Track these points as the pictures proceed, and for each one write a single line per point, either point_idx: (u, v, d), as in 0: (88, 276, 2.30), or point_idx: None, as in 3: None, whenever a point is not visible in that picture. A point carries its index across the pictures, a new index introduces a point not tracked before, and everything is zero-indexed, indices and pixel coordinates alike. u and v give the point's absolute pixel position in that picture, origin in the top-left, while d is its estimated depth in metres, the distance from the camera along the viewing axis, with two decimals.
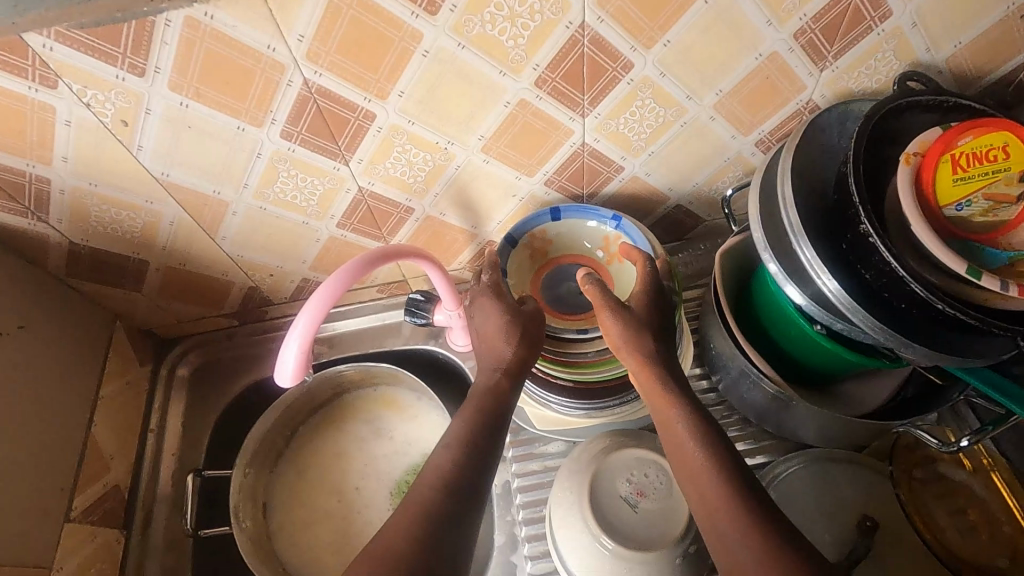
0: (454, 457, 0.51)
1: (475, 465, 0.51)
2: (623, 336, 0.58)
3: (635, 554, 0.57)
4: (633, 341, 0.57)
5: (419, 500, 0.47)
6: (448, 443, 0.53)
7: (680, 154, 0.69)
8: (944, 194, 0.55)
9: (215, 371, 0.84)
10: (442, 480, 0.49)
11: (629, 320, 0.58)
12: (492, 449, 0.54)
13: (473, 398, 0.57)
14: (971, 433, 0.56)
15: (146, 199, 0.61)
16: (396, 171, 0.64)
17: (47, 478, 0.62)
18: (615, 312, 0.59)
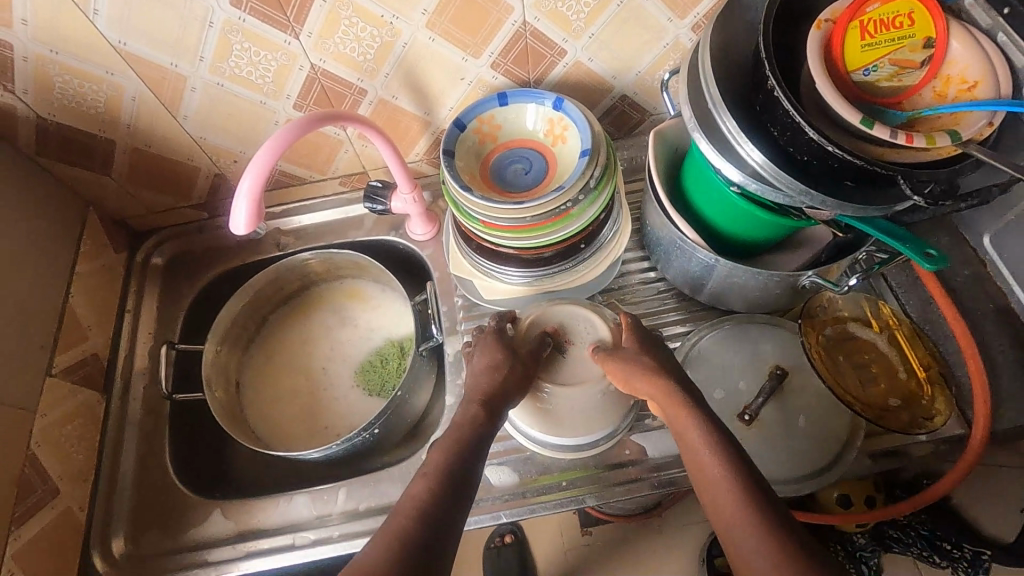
0: (429, 486, 0.49)
1: (453, 464, 0.52)
2: (624, 372, 0.59)
3: (570, 392, 0.63)
4: (634, 371, 0.58)
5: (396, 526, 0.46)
6: (426, 473, 0.51)
7: (619, 37, 0.72)
8: (853, 59, 0.59)
9: (187, 260, 0.89)
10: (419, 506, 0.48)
11: (625, 360, 0.60)
12: (473, 463, 0.53)
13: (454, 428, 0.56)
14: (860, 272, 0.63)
15: (106, 70, 0.65)
16: (346, 48, 0.67)
17: (27, 334, 0.68)
18: (617, 362, 0.60)
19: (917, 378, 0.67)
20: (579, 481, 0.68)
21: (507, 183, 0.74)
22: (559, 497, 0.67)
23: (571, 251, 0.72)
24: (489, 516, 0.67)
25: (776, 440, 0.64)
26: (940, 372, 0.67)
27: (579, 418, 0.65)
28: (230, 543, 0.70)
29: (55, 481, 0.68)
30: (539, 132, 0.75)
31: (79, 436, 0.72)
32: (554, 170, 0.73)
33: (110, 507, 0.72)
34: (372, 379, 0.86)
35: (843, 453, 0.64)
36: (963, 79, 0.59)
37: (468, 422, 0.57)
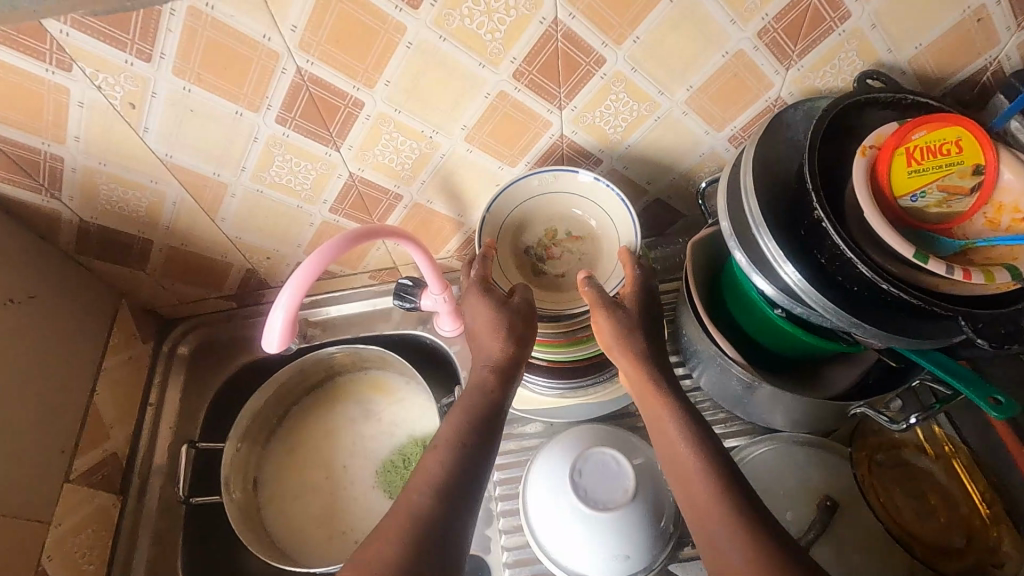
0: None
1: (465, 470, 0.53)
2: (614, 336, 0.61)
3: (596, 481, 0.63)
4: (623, 340, 0.61)
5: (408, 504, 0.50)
6: (438, 447, 0.55)
7: (656, 147, 0.72)
8: (900, 185, 0.58)
9: (212, 350, 0.88)
10: (433, 487, 0.51)
11: (621, 320, 0.61)
12: None
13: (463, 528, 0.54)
14: (920, 411, 0.59)
15: (151, 179, 0.66)
16: (384, 158, 0.68)
17: (51, 439, 0.66)
18: (610, 317, 0.62)
19: (980, 515, 0.62)
20: None
21: (526, 239, 0.78)
22: None
23: (607, 362, 0.70)
24: None
25: None
26: (1005, 509, 0.62)
27: (598, 545, 0.61)
28: None
29: None
30: (573, 196, 0.75)
31: (91, 543, 0.69)
32: (577, 237, 0.77)
33: None
34: (393, 479, 0.83)
35: None
36: (1017, 209, 0.57)
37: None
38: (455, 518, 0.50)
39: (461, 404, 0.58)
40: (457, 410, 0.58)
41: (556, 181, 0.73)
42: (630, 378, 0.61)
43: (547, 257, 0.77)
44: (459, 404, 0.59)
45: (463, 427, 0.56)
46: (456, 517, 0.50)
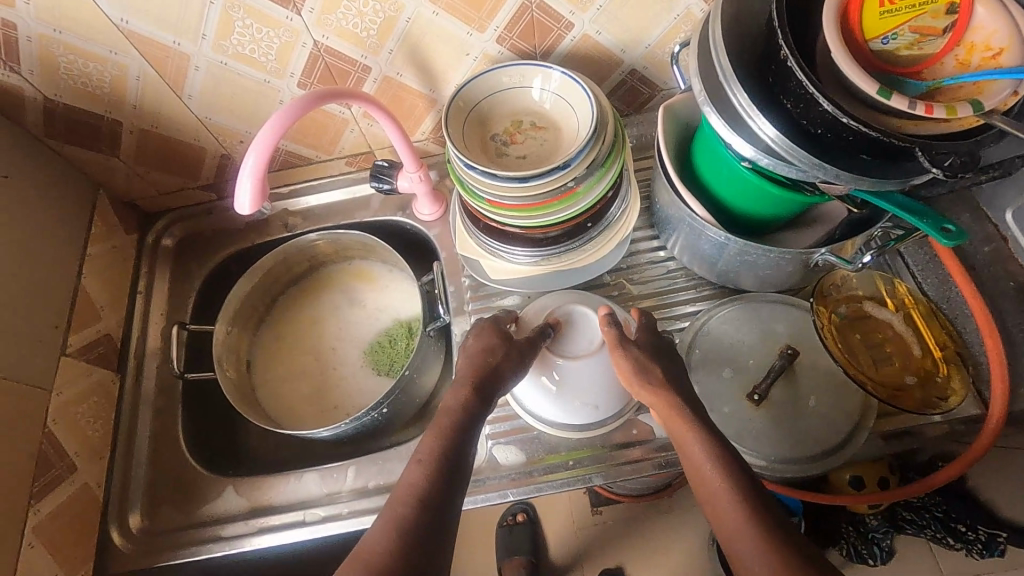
0: (427, 474, 0.50)
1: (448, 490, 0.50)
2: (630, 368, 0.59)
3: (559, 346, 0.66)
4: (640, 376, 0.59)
5: (396, 516, 0.47)
6: (422, 460, 0.51)
7: (628, 8, 0.70)
8: (871, 26, 0.57)
9: (196, 241, 0.89)
10: (418, 493, 0.49)
11: (639, 355, 0.60)
12: (465, 449, 0.53)
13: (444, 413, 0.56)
14: (876, 249, 0.62)
15: (110, 50, 0.64)
16: (348, 23, 0.66)
17: (41, 315, 0.69)
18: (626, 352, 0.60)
19: (933, 358, 0.66)
20: (585, 460, 0.69)
21: (490, 127, 0.73)
22: (567, 476, 0.68)
23: (578, 229, 0.71)
24: (496, 494, 0.68)
25: (789, 420, 0.64)
26: (957, 352, 0.65)
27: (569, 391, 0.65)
28: (242, 519, 0.71)
29: (72, 458, 0.69)
30: (539, 89, 0.71)
31: (94, 414, 0.73)
32: (542, 127, 0.73)
33: (126, 484, 0.74)
34: (381, 359, 0.87)
35: (854, 434, 0.63)
36: (988, 47, 0.56)
37: (463, 406, 0.55)
38: (443, 509, 0.48)
39: (440, 418, 0.55)
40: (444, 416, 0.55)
41: (525, 79, 0.70)
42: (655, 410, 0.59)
43: (511, 142, 0.72)
44: (440, 420, 0.55)
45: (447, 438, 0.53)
46: (448, 477, 0.50)
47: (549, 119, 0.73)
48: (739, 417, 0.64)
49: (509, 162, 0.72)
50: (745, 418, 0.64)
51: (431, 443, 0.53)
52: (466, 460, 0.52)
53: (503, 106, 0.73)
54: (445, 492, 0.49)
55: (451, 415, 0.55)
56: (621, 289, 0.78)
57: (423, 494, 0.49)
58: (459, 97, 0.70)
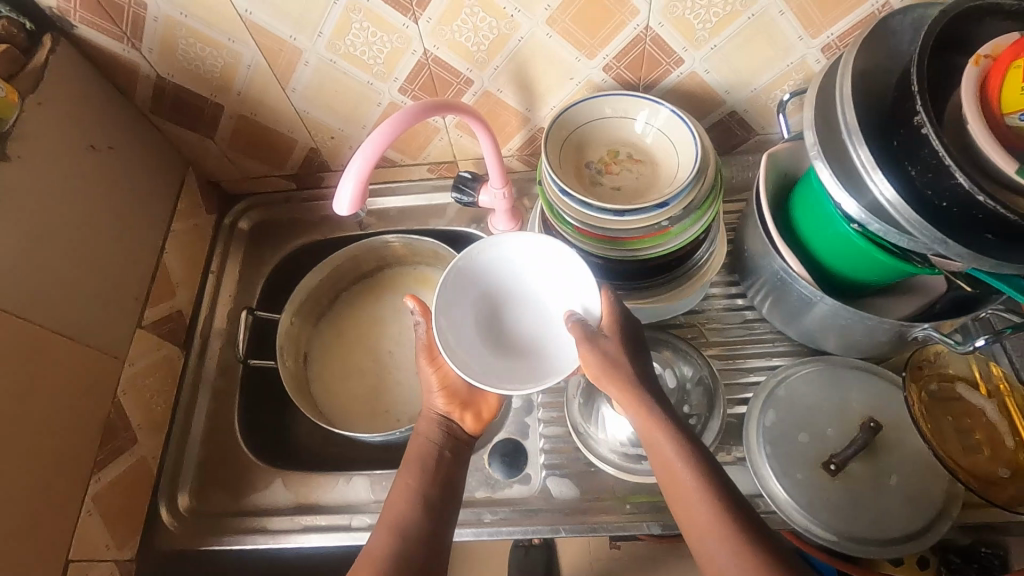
0: (404, 508, 0.57)
1: (431, 520, 0.57)
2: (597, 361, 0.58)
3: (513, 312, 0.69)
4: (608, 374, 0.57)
5: (380, 552, 0.54)
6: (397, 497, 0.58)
7: (743, 50, 0.68)
8: (1010, 100, 0.53)
9: (270, 228, 0.90)
10: (401, 531, 0.55)
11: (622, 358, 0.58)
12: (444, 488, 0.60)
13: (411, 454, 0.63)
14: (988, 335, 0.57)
15: (229, 38, 0.66)
16: (461, 37, 0.66)
17: (125, 285, 0.70)
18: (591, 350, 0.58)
19: None
20: (643, 506, 0.66)
21: (586, 154, 0.72)
22: (621, 520, 0.66)
23: (664, 267, 0.69)
24: (547, 527, 0.66)
25: (864, 497, 0.61)
26: None
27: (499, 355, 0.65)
28: (288, 514, 0.71)
29: (134, 429, 0.70)
30: (644, 121, 0.70)
31: (158, 388, 0.74)
32: (639, 160, 0.72)
33: (178, 461, 0.74)
34: None
35: (937, 521, 0.60)
36: None
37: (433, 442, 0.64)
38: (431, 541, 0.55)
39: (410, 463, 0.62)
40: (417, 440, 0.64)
41: (630, 111, 0.70)
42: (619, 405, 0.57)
43: (605, 172, 0.71)
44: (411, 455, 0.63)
45: (428, 463, 0.61)
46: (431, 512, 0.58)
47: (649, 153, 0.71)
48: (814, 486, 0.62)
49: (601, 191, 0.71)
50: (818, 486, 0.62)
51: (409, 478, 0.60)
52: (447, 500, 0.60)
53: (602, 135, 0.72)
54: (427, 530, 0.56)
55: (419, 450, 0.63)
56: (695, 333, 0.76)
57: (406, 530, 0.55)
58: (559, 118, 0.69)
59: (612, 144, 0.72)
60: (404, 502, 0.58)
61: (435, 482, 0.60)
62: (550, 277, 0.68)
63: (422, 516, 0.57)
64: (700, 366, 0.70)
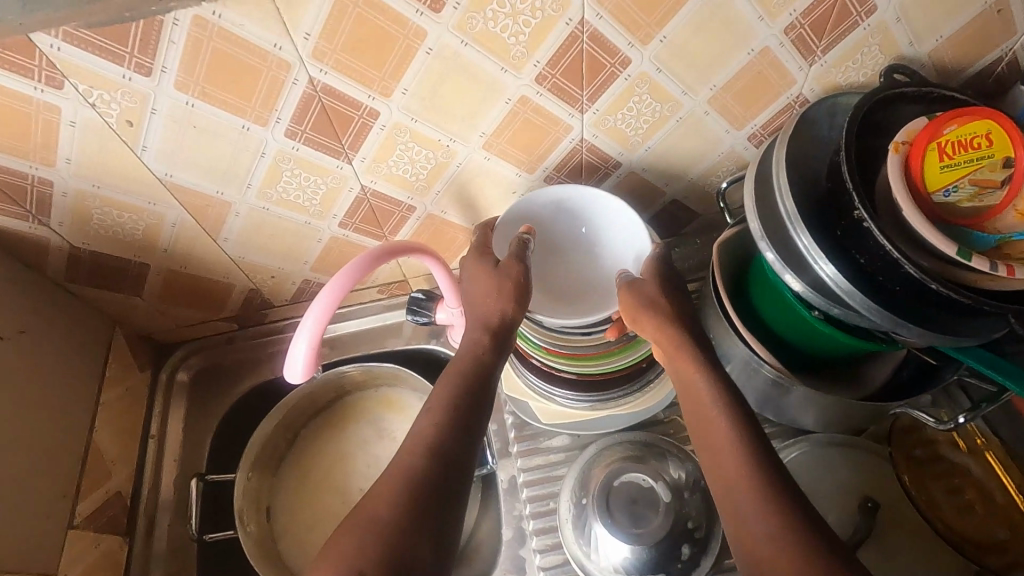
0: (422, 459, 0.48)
1: (462, 438, 0.50)
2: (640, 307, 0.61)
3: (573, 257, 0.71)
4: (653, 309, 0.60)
5: (404, 469, 0.47)
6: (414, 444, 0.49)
7: (676, 147, 0.70)
8: (933, 178, 0.57)
9: (214, 375, 0.84)
10: (429, 446, 0.48)
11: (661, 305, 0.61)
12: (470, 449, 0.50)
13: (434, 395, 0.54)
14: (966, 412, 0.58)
15: (149, 201, 0.61)
16: (399, 169, 0.64)
17: (51, 483, 0.62)
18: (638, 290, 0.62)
19: (1018, 506, 0.62)
20: None
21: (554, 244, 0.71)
22: None
23: (632, 373, 0.68)
24: None
25: None
26: None
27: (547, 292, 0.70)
28: None
29: None
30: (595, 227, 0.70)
31: None
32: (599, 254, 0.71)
33: None
34: None
35: None
36: None
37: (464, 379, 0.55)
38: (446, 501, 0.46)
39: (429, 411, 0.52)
40: (484, 260, 0.64)
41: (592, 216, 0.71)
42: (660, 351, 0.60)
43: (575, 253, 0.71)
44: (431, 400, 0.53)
45: (453, 396, 0.53)
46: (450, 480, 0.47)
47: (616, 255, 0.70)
48: None
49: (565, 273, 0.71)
50: None
51: (446, 391, 0.53)
52: (480, 421, 0.52)
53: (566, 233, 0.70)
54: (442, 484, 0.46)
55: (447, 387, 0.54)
56: (676, 428, 0.72)
57: (433, 445, 0.48)
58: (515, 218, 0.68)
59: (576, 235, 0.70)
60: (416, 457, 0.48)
61: (473, 399, 0.53)
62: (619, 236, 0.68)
63: (454, 435, 0.50)
64: (691, 470, 0.66)
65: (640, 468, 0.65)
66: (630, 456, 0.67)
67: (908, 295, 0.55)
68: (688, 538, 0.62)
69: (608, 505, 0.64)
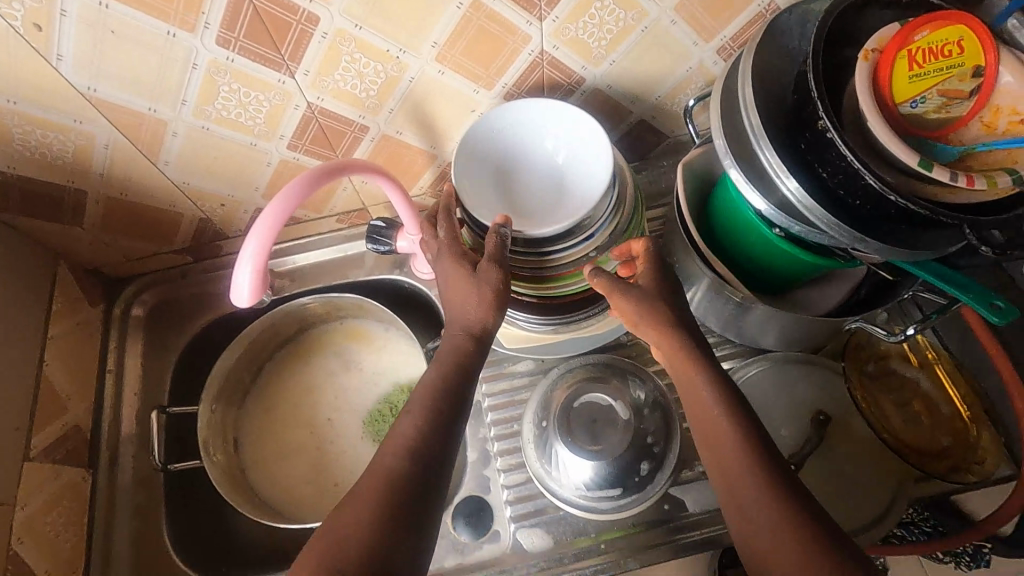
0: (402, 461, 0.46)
1: (445, 430, 0.49)
2: (633, 308, 0.55)
3: (538, 184, 0.64)
4: (650, 314, 0.54)
5: (384, 470, 0.46)
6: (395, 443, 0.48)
7: (642, 61, 0.66)
8: (901, 90, 0.56)
9: (170, 309, 0.81)
10: (408, 446, 0.47)
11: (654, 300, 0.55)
12: (452, 440, 0.49)
13: (420, 394, 0.51)
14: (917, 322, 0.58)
15: (75, 119, 0.57)
16: (346, 85, 0.60)
17: (2, 416, 0.61)
18: (630, 294, 0.55)
19: (962, 417, 0.65)
20: (617, 542, 0.65)
21: (516, 172, 0.64)
22: (598, 562, 0.64)
23: (595, 295, 0.67)
24: None
25: (826, 490, 0.62)
26: (983, 409, 0.65)
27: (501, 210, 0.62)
28: None
29: None
30: (560, 151, 0.64)
31: (66, 521, 0.65)
32: (562, 182, 0.64)
33: None
34: (383, 429, 0.80)
35: (894, 503, 0.61)
36: (1015, 111, 0.54)
37: (446, 364, 0.53)
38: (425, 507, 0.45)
39: (413, 404, 0.50)
40: (459, 251, 0.57)
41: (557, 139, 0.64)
42: (662, 351, 0.55)
43: (538, 183, 0.64)
44: (417, 396, 0.51)
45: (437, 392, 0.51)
46: (431, 489, 0.47)
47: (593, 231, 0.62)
48: None
49: (529, 202, 0.63)
50: None
51: (427, 381, 0.52)
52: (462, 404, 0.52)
53: (530, 157, 0.64)
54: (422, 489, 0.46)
55: (431, 382, 0.52)
56: (639, 351, 0.74)
57: (412, 443, 0.47)
58: (484, 133, 0.63)
59: (540, 163, 0.64)
60: (397, 458, 0.47)
61: (458, 393, 0.51)
62: (585, 154, 0.62)
63: (439, 431, 0.49)
64: (653, 390, 0.67)
65: (605, 389, 0.66)
66: (594, 377, 0.67)
67: (871, 211, 0.54)
68: (648, 454, 0.64)
69: (569, 425, 0.64)
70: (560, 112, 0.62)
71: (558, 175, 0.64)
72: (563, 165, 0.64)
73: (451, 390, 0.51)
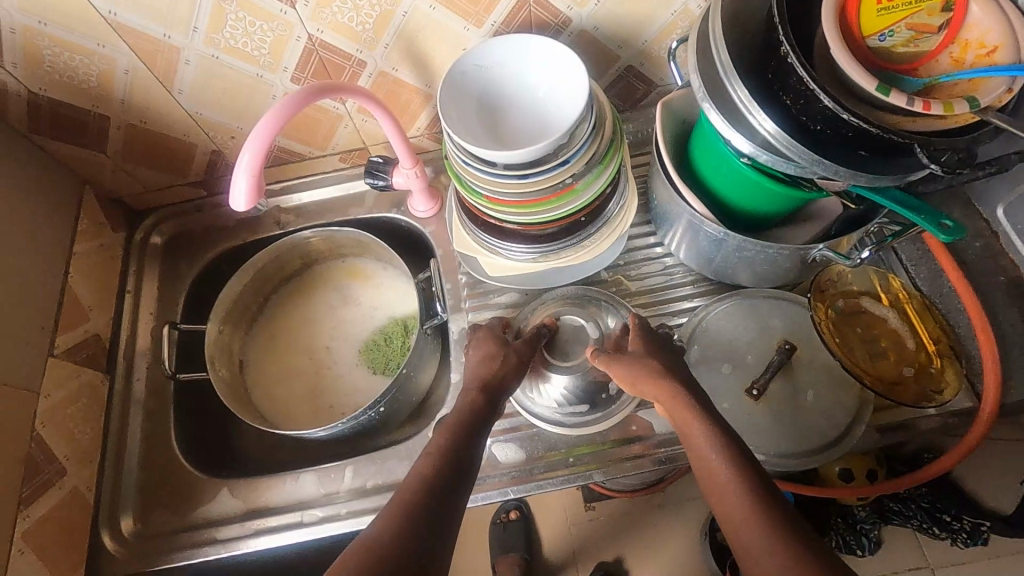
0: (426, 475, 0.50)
1: (461, 456, 0.53)
2: (630, 374, 0.60)
3: (517, 117, 0.67)
4: (639, 374, 0.60)
5: (404, 498, 0.48)
6: (423, 465, 0.51)
7: (627, 2, 0.69)
8: (868, 23, 0.56)
9: (185, 239, 0.87)
10: (421, 484, 0.49)
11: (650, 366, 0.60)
12: (469, 448, 0.55)
13: (441, 437, 0.55)
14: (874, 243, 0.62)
15: (97, 43, 0.63)
16: (344, 17, 0.65)
17: (29, 315, 0.68)
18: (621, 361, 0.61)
19: (927, 351, 0.67)
20: (586, 457, 0.69)
21: (497, 106, 0.67)
22: (567, 474, 0.68)
23: (575, 226, 0.70)
24: (496, 492, 0.68)
25: (785, 411, 0.66)
26: (950, 345, 0.67)
27: (479, 138, 0.65)
28: (238, 521, 0.71)
29: (61, 461, 0.69)
30: (540, 86, 0.66)
31: (84, 416, 0.73)
32: (540, 115, 0.66)
33: (118, 488, 0.73)
34: (376, 357, 0.85)
35: (852, 426, 0.65)
36: (983, 44, 0.55)
37: (466, 410, 0.59)
38: (448, 510, 0.48)
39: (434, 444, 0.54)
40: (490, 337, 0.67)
41: (538, 75, 0.66)
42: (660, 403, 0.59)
43: (517, 116, 0.67)
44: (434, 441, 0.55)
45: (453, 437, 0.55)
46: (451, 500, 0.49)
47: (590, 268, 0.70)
48: (741, 412, 0.66)
49: (507, 134, 0.66)
50: (744, 412, 0.66)
51: (438, 440, 0.55)
52: (469, 457, 0.54)
53: (511, 92, 0.67)
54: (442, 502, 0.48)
55: (448, 429, 0.56)
56: (618, 286, 0.78)
57: (424, 483, 0.49)
58: (473, 67, 0.66)
59: (520, 97, 0.67)
60: (419, 481, 0.49)
61: (471, 437, 0.56)
62: (561, 87, 0.65)
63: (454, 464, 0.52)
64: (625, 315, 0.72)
65: (580, 312, 0.72)
66: (570, 302, 0.73)
67: (830, 135, 0.56)
68: None
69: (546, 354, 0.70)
70: (540, 47, 0.65)
71: (537, 110, 0.66)
72: (542, 99, 0.66)
73: (466, 432, 0.56)
